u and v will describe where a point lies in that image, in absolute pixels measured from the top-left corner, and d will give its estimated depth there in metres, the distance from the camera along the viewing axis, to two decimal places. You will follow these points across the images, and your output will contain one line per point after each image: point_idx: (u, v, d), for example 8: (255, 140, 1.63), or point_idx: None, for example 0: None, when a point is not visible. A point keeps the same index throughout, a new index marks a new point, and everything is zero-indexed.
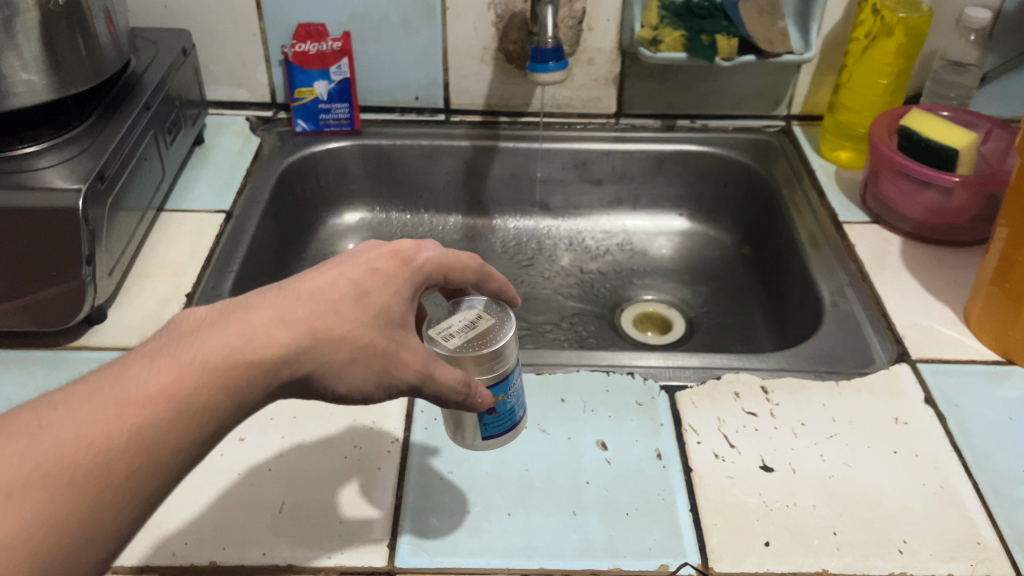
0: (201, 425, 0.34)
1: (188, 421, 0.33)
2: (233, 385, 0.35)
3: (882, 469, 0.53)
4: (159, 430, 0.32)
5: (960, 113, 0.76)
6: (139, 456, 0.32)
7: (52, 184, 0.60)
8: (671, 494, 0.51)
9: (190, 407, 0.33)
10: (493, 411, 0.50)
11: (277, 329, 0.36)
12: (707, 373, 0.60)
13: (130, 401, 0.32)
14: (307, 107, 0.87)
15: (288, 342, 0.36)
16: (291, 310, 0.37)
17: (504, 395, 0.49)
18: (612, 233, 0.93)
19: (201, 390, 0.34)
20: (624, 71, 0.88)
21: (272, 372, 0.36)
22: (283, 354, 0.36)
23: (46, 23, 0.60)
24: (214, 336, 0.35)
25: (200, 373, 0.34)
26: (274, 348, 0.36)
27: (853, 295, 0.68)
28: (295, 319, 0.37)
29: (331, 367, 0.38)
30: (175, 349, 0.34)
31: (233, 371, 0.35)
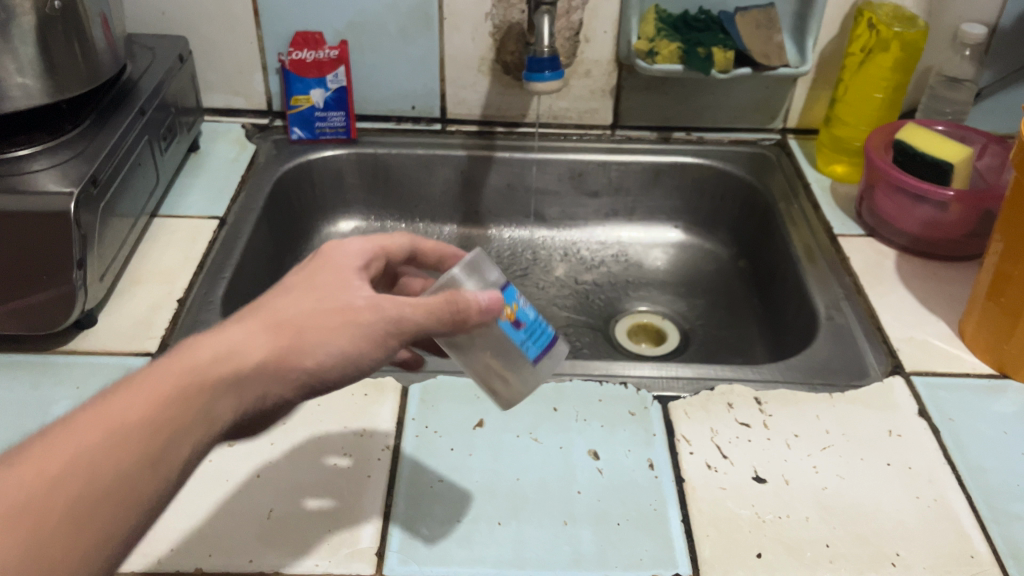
0: (146, 445, 0.34)
1: (130, 444, 0.33)
2: (176, 405, 0.35)
3: (876, 483, 0.53)
4: (98, 453, 0.33)
5: (956, 128, 0.76)
6: (79, 484, 0.32)
7: (44, 187, 0.59)
8: (663, 505, 0.51)
9: (130, 430, 0.33)
10: (521, 325, 0.47)
11: (223, 348, 0.37)
12: (700, 384, 0.60)
13: (72, 435, 0.33)
14: (303, 115, 0.87)
15: (233, 356, 0.37)
16: (236, 333, 0.38)
17: (519, 303, 0.47)
18: (607, 245, 0.93)
19: (139, 410, 0.34)
20: (621, 83, 0.88)
21: (221, 389, 0.36)
22: (229, 369, 0.37)
23: (42, 27, 0.60)
24: (194, 350, 0.37)
25: (140, 398, 0.34)
26: (218, 364, 0.36)
27: (848, 308, 0.68)
28: (238, 338, 0.38)
29: (292, 356, 0.38)
30: (158, 366, 0.36)
31: (175, 393, 0.35)
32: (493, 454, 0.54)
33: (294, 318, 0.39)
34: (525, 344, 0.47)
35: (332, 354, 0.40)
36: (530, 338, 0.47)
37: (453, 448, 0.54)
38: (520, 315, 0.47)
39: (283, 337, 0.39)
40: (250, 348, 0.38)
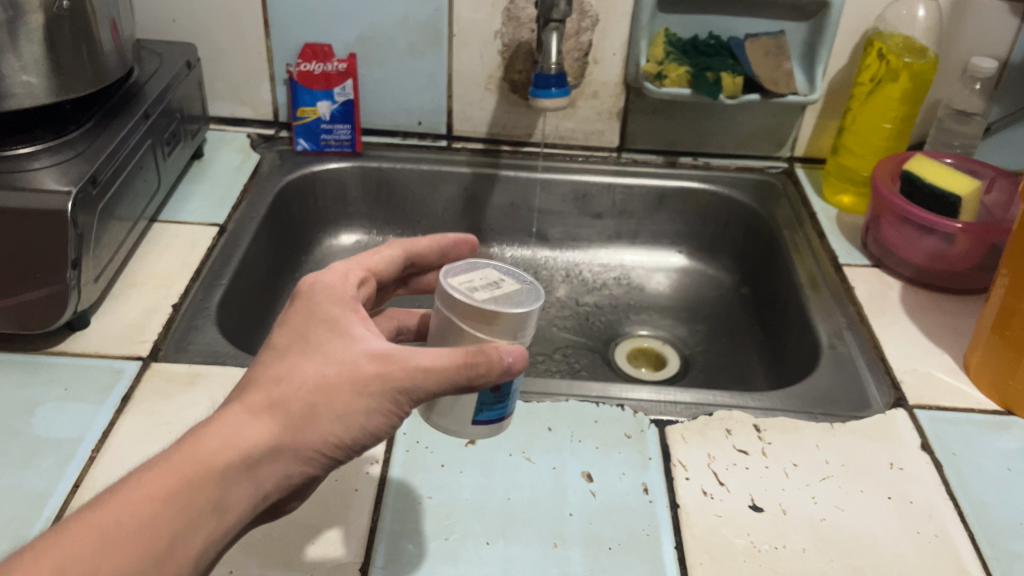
0: (146, 547, 0.34)
1: (127, 548, 0.34)
2: (173, 506, 0.35)
3: (875, 516, 0.51)
4: (88, 563, 0.33)
5: (964, 161, 0.75)
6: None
7: (43, 185, 0.59)
8: (656, 531, 0.50)
9: (121, 535, 0.34)
10: (496, 390, 0.44)
11: (226, 436, 0.36)
12: (699, 409, 0.59)
13: (55, 549, 0.33)
14: (310, 126, 0.87)
15: (238, 442, 0.36)
16: (240, 417, 0.37)
17: (517, 374, 0.44)
18: (609, 267, 0.93)
19: (131, 513, 0.34)
20: (628, 106, 0.88)
21: (228, 479, 0.36)
22: (233, 458, 0.36)
23: (50, 26, 0.59)
24: (305, 417, 0.37)
25: (132, 497, 0.35)
26: (211, 445, 0.36)
27: (851, 338, 0.67)
28: (244, 425, 0.37)
29: (282, 435, 0.37)
30: (296, 408, 0.37)
31: (173, 492, 0.35)
32: (484, 471, 0.53)
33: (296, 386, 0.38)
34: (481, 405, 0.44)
35: (347, 424, 0.38)
36: (485, 407, 0.45)
37: (444, 464, 0.53)
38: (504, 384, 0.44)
39: (290, 420, 0.37)
40: (255, 434, 0.37)
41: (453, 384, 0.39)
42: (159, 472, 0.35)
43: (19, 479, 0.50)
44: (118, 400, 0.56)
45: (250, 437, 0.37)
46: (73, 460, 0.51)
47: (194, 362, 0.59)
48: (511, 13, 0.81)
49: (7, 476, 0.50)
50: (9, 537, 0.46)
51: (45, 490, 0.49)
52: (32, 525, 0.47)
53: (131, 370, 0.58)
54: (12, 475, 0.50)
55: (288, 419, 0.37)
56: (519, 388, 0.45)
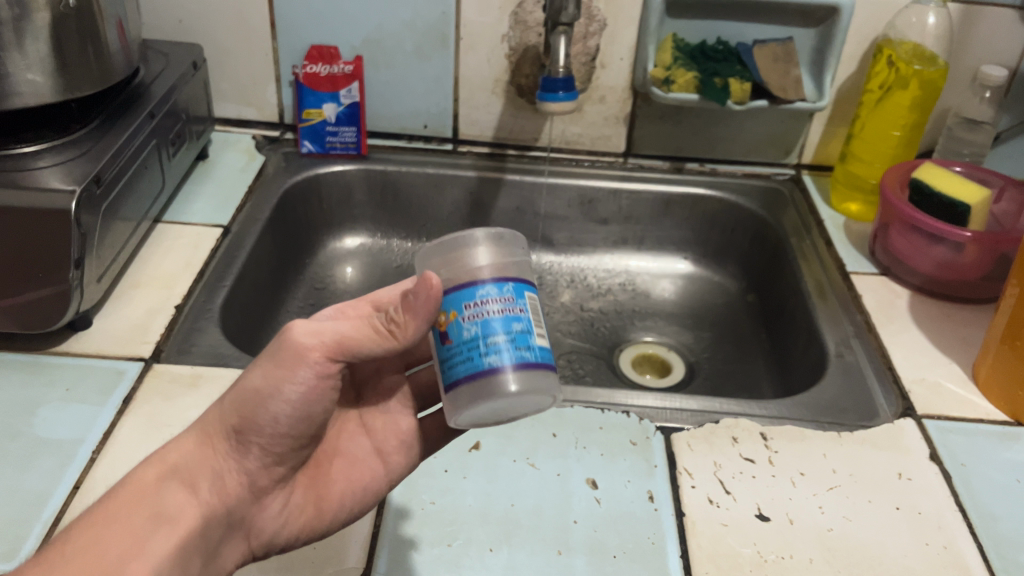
0: (95, 551, 0.38)
1: (78, 553, 0.37)
2: (117, 523, 0.39)
3: (883, 526, 0.51)
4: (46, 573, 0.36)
5: (974, 169, 0.75)
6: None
7: (47, 184, 0.58)
8: (661, 539, 0.49)
9: (77, 555, 0.37)
10: (447, 339, 0.41)
11: (154, 461, 0.43)
12: (705, 417, 0.58)
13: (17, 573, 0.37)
14: (315, 128, 0.86)
15: (167, 462, 0.43)
16: (165, 450, 0.43)
17: (457, 316, 0.40)
18: (614, 272, 0.92)
19: (77, 539, 0.38)
20: (635, 111, 0.87)
21: (161, 487, 0.41)
22: (161, 472, 0.42)
23: (56, 25, 0.59)
24: (214, 418, 0.44)
25: (79, 531, 0.39)
26: (142, 470, 0.42)
27: (858, 347, 0.66)
28: (168, 451, 0.43)
29: (203, 446, 0.43)
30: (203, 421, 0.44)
31: (115, 511, 0.40)
32: (488, 477, 0.52)
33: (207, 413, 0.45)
34: (444, 363, 0.41)
35: (267, 401, 0.42)
36: (449, 361, 0.41)
37: (447, 470, 0.53)
38: (447, 329, 0.41)
39: (205, 427, 0.44)
40: (179, 452, 0.43)
41: (377, 335, 0.42)
42: (100, 505, 0.40)
43: (18, 481, 0.49)
44: (119, 402, 0.55)
45: (177, 458, 0.43)
46: (73, 462, 0.51)
47: (196, 364, 0.59)
48: (519, 17, 0.81)
49: (6, 477, 0.49)
50: (7, 539, 0.46)
51: (45, 491, 0.49)
52: (31, 527, 0.46)
53: (132, 371, 0.58)
54: (11, 476, 0.49)
55: (206, 432, 0.44)
56: (476, 332, 0.40)
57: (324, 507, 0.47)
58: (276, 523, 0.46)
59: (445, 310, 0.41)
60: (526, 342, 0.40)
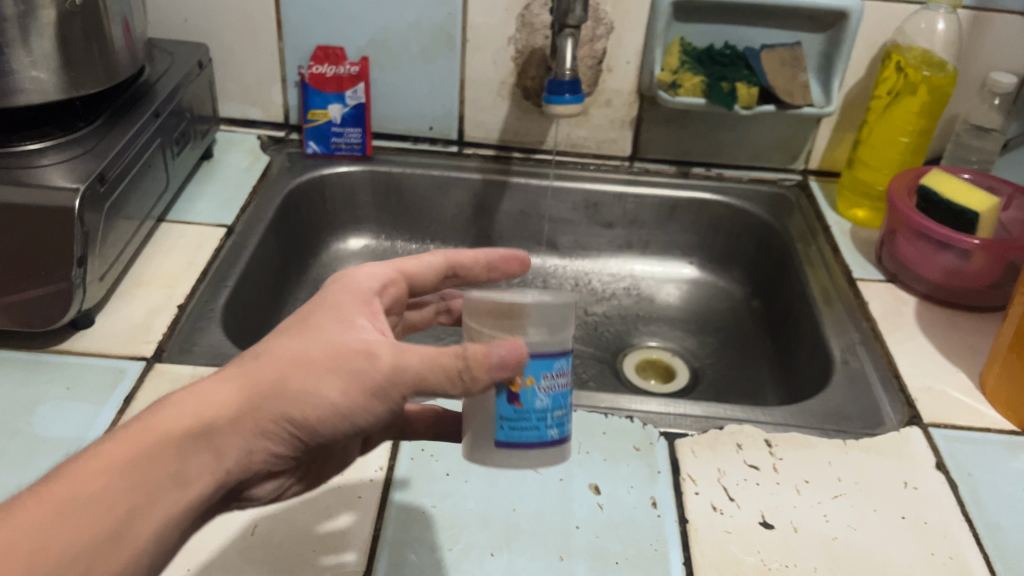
0: (100, 515, 0.34)
1: (83, 512, 0.33)
2: (129, 479, 0.35)
3: (888, 535, 0.50)
4: (46, 530, 0.33)
5: (983, 176, 0.74)
6: (30, 558, 0.32)
7: (50, 182, 0.58)
8: (664, 546, 0.49)
9: (80, 506, 0.33)
10: (515, 403, 0.42)
11: (190, 406, 0.37)
12: (709, 423, 0.58)
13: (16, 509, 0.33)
14: (320, 129, 0.86)
15: (201, 415, 0.36)
16: (207, 385, 0.38)
17: (533, 383, 0.42)
18: (619, 276, 0.92)
19: (82, 483, 0.34)
20: (642, 115, 0.87)
21: (189, 449, 0.36)
22: (192, 422, 0.36)
23: (62, 23, 0.59)
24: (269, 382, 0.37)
25: (85, 470, 0.34)
26: (175, 414, 0.36)
27: (864, 354, 0.66)
28: (210, 390, 0.37)
29: (249, 410, 0.37)
30: (254, 372, 0.38)
31: (132, 461, 0.35)
32: (490, 481, 0.52)
33: (257, 364, 0.38)
34: (500, 420, 0.43)
35: (319, 401, 0.37)
36: (503, 419, 0.43)
37: (449, 473, 0.52)
38: (519, 394, 0.42)
39: (255, 386, 0.37)
40: (220, 399, 0.37)
41: (454, 380, 0.39)
42: (118, 436, 0.36)
43: (17, 479, 0.49)
44: (120, 401, 0.55)
45: (216, 412, 0.37)
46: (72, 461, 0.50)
47: (197, 364, 0.59)
48: (525, 19, 0.80)
49: (5, 475, 0.49)
50: None
51: None
52: None
53: (133, 370, 0.57)
54: (10, 475, 0.49)
55: (255, 395, 0.37)
56: (547, 404, 0.43)
57: (323, 473, 0.48)
58: (267, 494, 0.45)
59: (525, 375, 0.42)
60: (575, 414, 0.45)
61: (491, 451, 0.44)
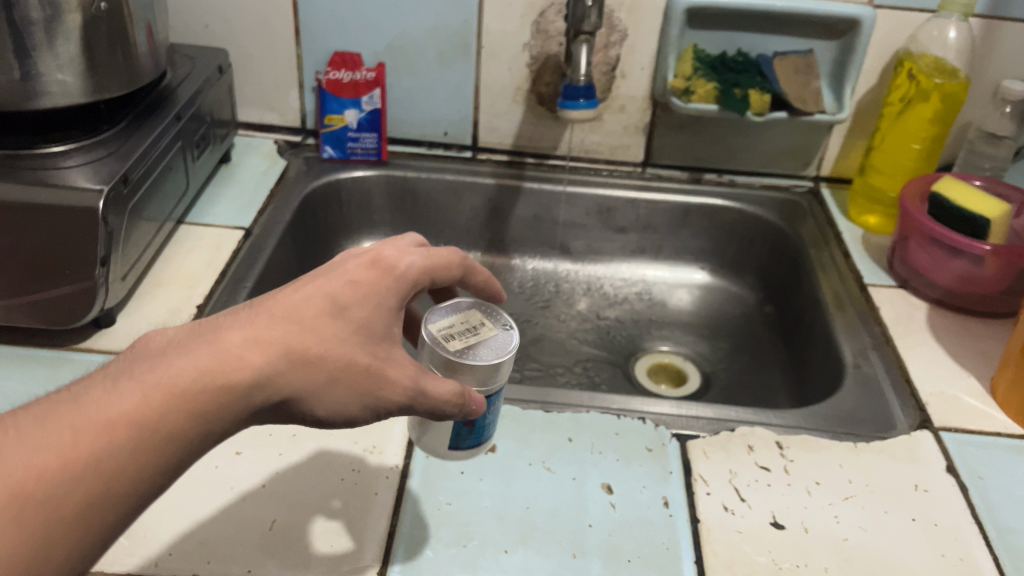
0: (161, 457, 0.32)
1: (151, 452, 0.32)
2: (194, 426, 0.33)
3: (899, 537, 0.51)
4: (114, 462, 0.31)
5: (994, 184, 0.74)
6: (95, 490, 0.30)
7: (75, 183, 0.59)
8: (677, 545, 0.49)
9: (144, 444, 0.31)
10: (470, 424, 0.46)
11: (260, 366, 0.34)
12: (720, 425, 0.58)
13: (86, 425, 0.31)
14: (336, 133, 0.87)
15: (268, 383, 0.34)
16: (281, 345, 0.35)
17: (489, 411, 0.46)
18: (631, 281, 0.93)
19: (150, 418, 0.32)
20: (655, 121, 0.88)
21: (251, 410, 0.34)
22: (262, 387, 0.34)
23: (87, 27, 0.60)
24: (336, 371, 0.36)
25: (154, 403, 0.32)
26: (246, 372, 0.34)
27: (877, 358, 0.66)
28: (282, 356, 0.35)
29: (311, 388, 0.36)
30: (324, 350, 0.36)
31: (201, 410, 0.33)
32: (504, 479, 0.53)
33: (316, 341, 0.36)
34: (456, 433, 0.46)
35: (347, 406, 0.37)
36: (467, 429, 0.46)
37: (463, 472, 0.53)
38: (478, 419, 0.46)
39: (320, 368, 0.36)
40: (293, 368, 0.35)
41: (439, 415, 0.40)
42: (188, 373, 0.33)
43: None
44: None
45: (281, 380, 0.35)
46: None
47: None
48: (540, 26, 0.81)
49: None
50: None
51: None
52: None
53: None
54: None
55: (315, 378, 0.36)
56: (493, 419, 0.47)
57: None
58: None
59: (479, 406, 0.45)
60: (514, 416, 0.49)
61: (446, 449, 0.47)
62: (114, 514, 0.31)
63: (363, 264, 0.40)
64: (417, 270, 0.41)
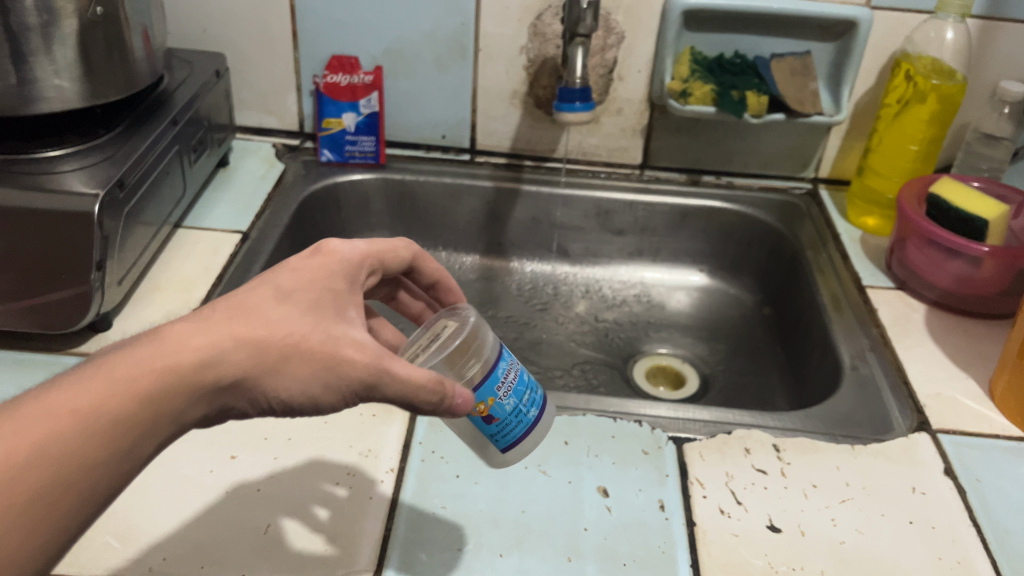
0: (112, 442, 0.32)
1: (98, 437, 0.31)
2: (143, 410, 0.32)
3: (896, 539, 0.50)
4: (61, 447, 0.31)
5: (993, 184, 0.74)
6: (47, 476, 0.30)
7: (72, 188, 0.59)
8: (672, 548, 0.49)
9: (94, 429, 0.31)
10: (492, 419, 0.44)
11: (205, 350, 0.34)
12: (717, 428, 0.58)
13: (34, 415, 0.31)
14: (334, 137, 0.88)
15: (214, 365, 0.34)
16: (226, 331, 0.35)
17: (497, 399, 0.44)
18: (630, 284, 0.93)
19: (98, 404, 0.32)
20: (652, 123, 0.88)
21: (201, 394, 0.34)
22: (210, 369, 0.34)
23: (84, 33, 0.60)
24: (289, 352, 0.36)
25: (102, 391, 0.32)
26: (192, 355, 0.34)
27: (874, 360, 0.66)
28: (229, 340, 0.35)
29: (262, 371, 0.36)
30: (271, 334, 0.36)
31: (149, 394, 0.33)
32: (500, 483, 0.53)
33: (264, 326, 0.36)
34: (491, 437, 0.45)
35: (308, 385, 0.37)
36: (497, 434, 0.45)
37: (459, 475, 0.53)
38: (490, 413, 0.44)
39: (270, 350, 0.36)
40: (240, 351, 0.35)
41: (413, 403, 0.39)
42: (133, 360, 0.33)
43: None
44: None
45: (229, 363, 0.35)
46: None
47: None
48: (537, 29, 0.82)
49: None
50: None
51: None
52: None
53: None
54: None
55: (263, 359, 0.36)
56: (513, 403, 0.45)
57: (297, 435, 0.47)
58: None
59: (482, 402, 0.43)
60: (533, 384, 0.47)
61: (507, 463, 0.47)
62: (66, 503, 0.31)
63: (306, 253, 0.41)
64: (362, 253, 0.43)
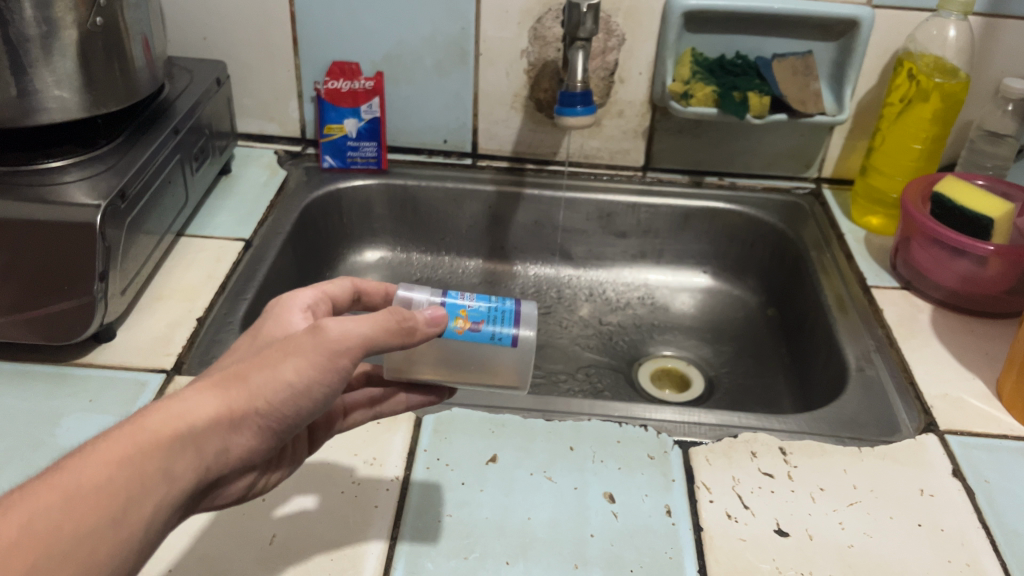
0: (101, 506, 0.32)
1: (83, 504, 0.32)
2: (126, 470, 0.33)
3: (905, 543, 0.50)
4: (50, 517, 0.31)
5: (997, 182, 0.74)
6: (42, 545, 0.31)
7: (74, 200, 0.59)
8: (679, 554, 0.49)
9: (81, 496, 0.32)
10: (477, 324, 0.46)
11: (174, 408, 0.36)
12: (723, 431, 0.58)
13: (23, 496, 0.32)
14: (336, 142, 0.87)
15: (183, 412, 0.36)
16: (187, 394, 0.37)
17: (467, 308, 0.47)
18: (633, 286, 0.92)
19: (82, 474, 0.33)
20: (654, 125, 0.87)
21: (180, 442, 0.35)
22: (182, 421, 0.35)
23: (83, 43, 0.60)
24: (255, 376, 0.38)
25: (85, 464, 0.33)
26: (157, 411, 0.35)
27: (879, 361, 0.66)
28: (192, 397, 0.36)
29: (233, 401, 0.37)
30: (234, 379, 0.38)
31: (129, 455, 0.34)
32: (505, 490, 0.52)
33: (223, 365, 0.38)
34: (493, 335, 0.46)
35: (282, 385, 0.38)
36: (497, 328, 0.46)
37: (464, 482, 0.53)
38: (470, 317, 0.46)
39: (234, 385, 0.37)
40: (205, 401, 0.36)
41: (382, 340, 0.41)
42: (108, 435, 0.35)
43: None
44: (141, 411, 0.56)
45: (196, 409, 0.36)
46: None
47: None
48: (538, 32, 0.81)
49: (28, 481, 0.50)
50: None
51: None
52: None
53: (154, 383, 0.58)
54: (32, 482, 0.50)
55: (231, 397, 0.37)
56: (486, 305, 0.47)
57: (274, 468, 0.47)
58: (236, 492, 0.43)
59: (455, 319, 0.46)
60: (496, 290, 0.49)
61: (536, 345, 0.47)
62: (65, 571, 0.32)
63: None
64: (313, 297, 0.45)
